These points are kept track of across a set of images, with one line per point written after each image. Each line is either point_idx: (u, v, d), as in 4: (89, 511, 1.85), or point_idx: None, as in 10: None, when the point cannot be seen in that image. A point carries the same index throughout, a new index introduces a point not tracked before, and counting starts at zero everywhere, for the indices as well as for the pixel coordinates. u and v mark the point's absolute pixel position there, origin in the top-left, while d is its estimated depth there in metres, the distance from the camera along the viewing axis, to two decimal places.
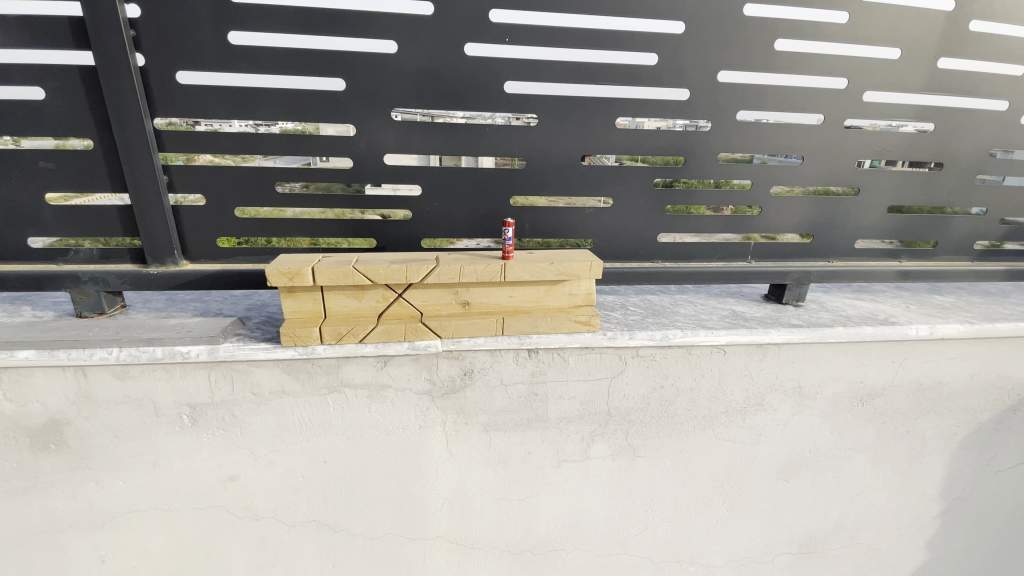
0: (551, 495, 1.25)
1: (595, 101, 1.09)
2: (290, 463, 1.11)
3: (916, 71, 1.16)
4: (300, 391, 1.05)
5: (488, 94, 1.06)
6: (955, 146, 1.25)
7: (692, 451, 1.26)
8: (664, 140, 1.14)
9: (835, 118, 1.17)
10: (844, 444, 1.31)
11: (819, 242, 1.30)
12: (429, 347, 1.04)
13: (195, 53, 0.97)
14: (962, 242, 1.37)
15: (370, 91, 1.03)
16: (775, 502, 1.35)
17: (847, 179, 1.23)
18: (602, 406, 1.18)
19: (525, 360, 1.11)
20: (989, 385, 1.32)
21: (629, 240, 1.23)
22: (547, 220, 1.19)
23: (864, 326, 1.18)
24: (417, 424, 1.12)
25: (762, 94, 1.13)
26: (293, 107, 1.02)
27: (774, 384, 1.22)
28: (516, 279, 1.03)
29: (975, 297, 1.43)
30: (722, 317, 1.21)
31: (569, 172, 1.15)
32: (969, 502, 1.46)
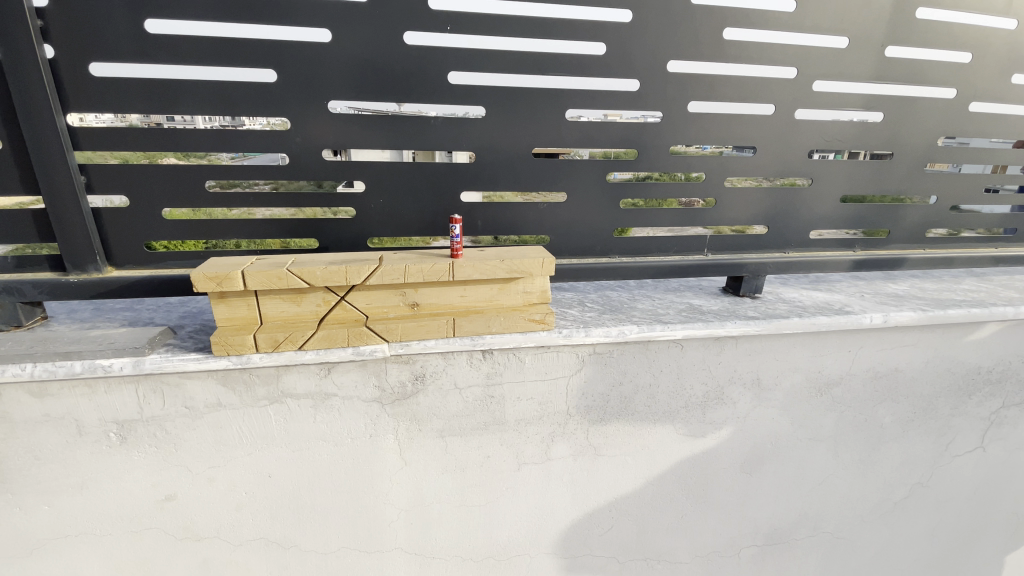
0: (513, 499, 1.21)
1: (545, 92, 1.06)
2: (233, 479, 1.05)
3: (865, 59, 1.17)
4: (238, 403, 0.99)
5: (431, 85, 1.01)
6: (904, 135, 1.26)
7: (654, 448, 1.24)
8: (616, 132, 1.11)
9: (787, 107, 1.16)
10: (804, 434, 1.32)
11: (776, 233, 1.29)
12: (374, 352, 0.98)
13: (109, 43, 0.90)
14: (914, 230, 1.38)
15: (305, 83, 0.98)
16: (739, 496, 1.35)
17: (800, 169, 1.23)
18: (561, 406, 1.15)
19: (479, 362, 1.07)
20: (942, 370, 1.34)
21: (584, 235, 1.20)
22: (499, 216, 1.15)
23: (820, 316, 1.18)
24: (367, 433, 1.07)
25: (713, 85, 1.11)
26: (223, 101, 0.96)
27: (733, 377, 1.21)
28: (465, 278, 0.99)
29: (928, 284, 1.45)
30: (680, 312, 1.19)
31: (520, 167, 1.11)
32: (927, 487, 1.48)
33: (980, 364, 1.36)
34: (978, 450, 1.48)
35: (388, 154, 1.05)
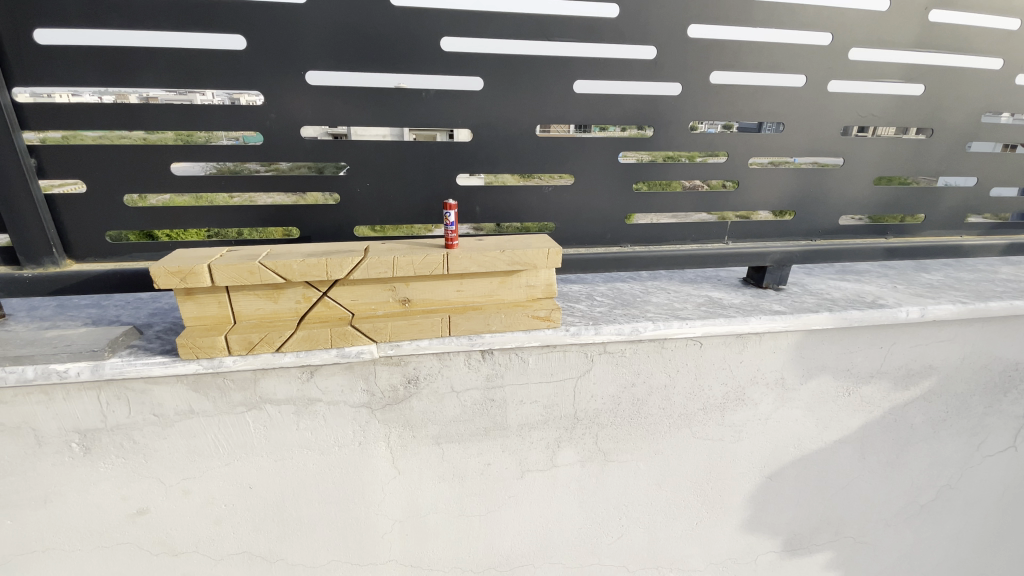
0: (515, 507, 1.13)
1: (550, 62, 0.94)
2: (210, 491, 0.96)
3: (906, 26, 1.05)
4: (212, 410, 0.90)
5: (422, 52, 0.90)
6: (945, 110, 1.14)
7: (667, 453, 1.15)
8: (629, 106, 0.99)
9: (818, 78, 1.05)
10: (829, 437, 1.23)
11: (802, 219, 1.18)
12: (361, 353, 0.88)
13: (55, 4, 0.79)
14: (951, 216, 1.27)
15: (278, 51, 0.86)
16: (757, 501, 1.26)
17: (831, 149, 1.11)
18: (569, 409, 1.05)
19: (478, 363, 0.97)
20: (978, 368, 1.24)
21: (593, 223, 1.09)
22: (499, 202, 1.04)
23: (852, 310, 1.07)
24: (356, 441, 0.98)
25: (738, 52, 0.99)
26: (184, 73, 0.85)
27: (755, 376, 1.11)
28: (462, 270, 0.89)
29: (963, 274, 1.34)
30: (698, 306, 1.09)
31: (522, 146, 1.00)
32: (956, 489, 1.39)
33: (1019, 360, 1.26)
34: (1010, 450, 1.38)
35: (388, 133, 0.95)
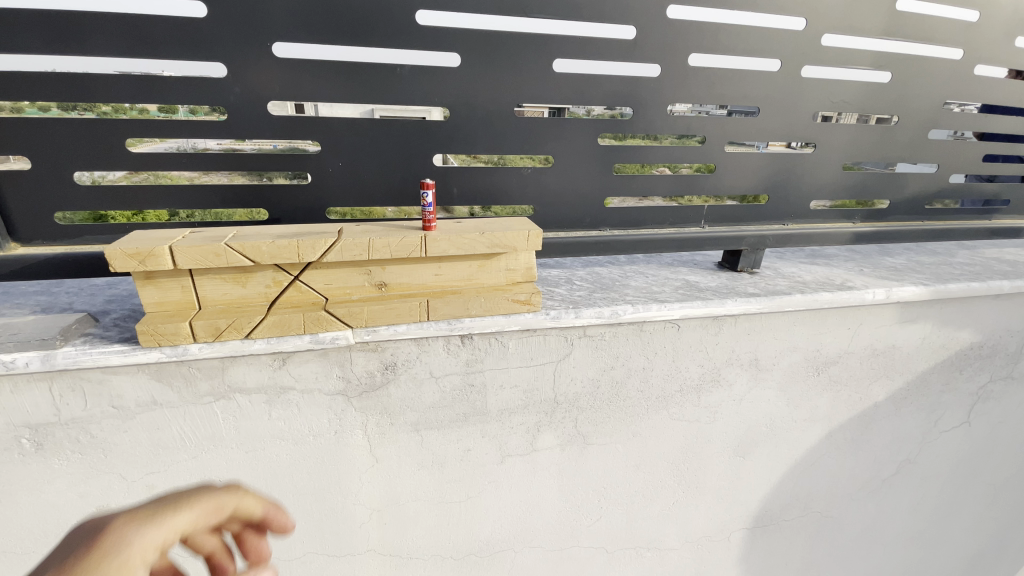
0: (495, 493, 1.12)
1: (529, 40, 0.92)
2: (177, 486, 0.92)
3: (876, 12, 1.07)
4: (177, 401, 0.86)
5: (396, 25, 0.86)
6: (910, 97, 1.17)
7: (645, 435, 1.16)
8: (608, 88, 0.98)
9: (793, 63, 1.06)
10: (799, 416, 1.26)
11: (776, 204, 1.20)
12: (336, 339, 0.85)
13: None
14: (914, 201, 1.32)
15: (242, 20, 0.81)
16: (731, 480, 1.30)
17: (804, 133, 1.13)
18: (549, 393, 1.05)
19: (457, 348, 0.95)
20: (936, 347, 1.30)
21: (573, 206, 1.08)
22: (477, 184, 1.02)
23: (822, 292, 1.10)
24: (332, 430, 0.95)
25: (715, 35, 0.99)
26: (138, 41, 0.79)
27: (730, 357, 1.13)
28: (440, 253, 0.87)
29: (923, 258, 1.40)
30: (675, 289, 1.10)
31: (501, 126, 0.98)
32: (914, 463, 1.46)
33: (973, 339, 1.33)
34: (963, 425, 1.46)
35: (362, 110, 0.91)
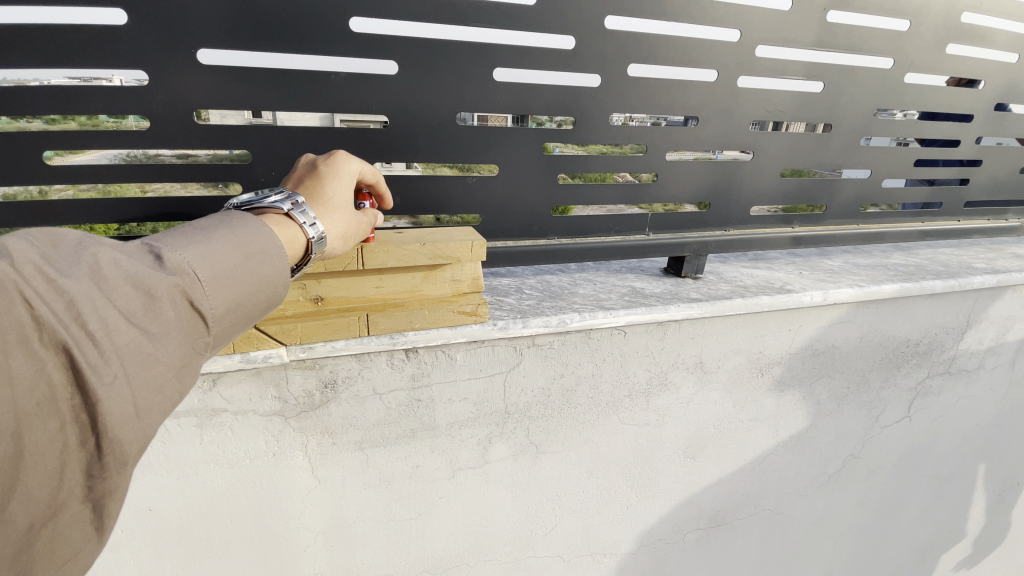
0: (446, 508, 1.10)
1: (468, 49, 0.91)
2: None
3: (807, 25, 1.11)
4: None
5: (329, 32, 0.84)
6: (842, 106, 1.22)
7: (596, 441, 1.17)
8: (549, 97, 0.99)
9: (729, 74, 1.09)
10: (746, 416, 1.30)
11: (719, 210, 1.23)
12: (269, 358, 0.82)
13: None
14: (850, 206, 1.37)
15: (161, 25, 0.77)
16: (683, 481, 1.31)
17: (742, 141, 1.16)
18: (498, 404, 1.04)
19: (401, 362, 0.93)
20: (874, 345, 1.35)
21: (520, 215, 1.08)
22: (421, 194, 1.00)
23: (762, 296, 1.13)
24: (270, 451, 0.91)
25: (652, 45, 1.01)
26: (44, 45, 0.73)
27: (677, 362, 1.15)
28: (380, 265, 0.84)
29: (860, 260, 1.46)
30: (622, 296, 1.11)
31: (443, 135, 0.96)
32: (858, 458, 1.52)
33: (909, 337, 1.39)
34: (905, 420, 1.51)
35: (297, 119, 0.88)
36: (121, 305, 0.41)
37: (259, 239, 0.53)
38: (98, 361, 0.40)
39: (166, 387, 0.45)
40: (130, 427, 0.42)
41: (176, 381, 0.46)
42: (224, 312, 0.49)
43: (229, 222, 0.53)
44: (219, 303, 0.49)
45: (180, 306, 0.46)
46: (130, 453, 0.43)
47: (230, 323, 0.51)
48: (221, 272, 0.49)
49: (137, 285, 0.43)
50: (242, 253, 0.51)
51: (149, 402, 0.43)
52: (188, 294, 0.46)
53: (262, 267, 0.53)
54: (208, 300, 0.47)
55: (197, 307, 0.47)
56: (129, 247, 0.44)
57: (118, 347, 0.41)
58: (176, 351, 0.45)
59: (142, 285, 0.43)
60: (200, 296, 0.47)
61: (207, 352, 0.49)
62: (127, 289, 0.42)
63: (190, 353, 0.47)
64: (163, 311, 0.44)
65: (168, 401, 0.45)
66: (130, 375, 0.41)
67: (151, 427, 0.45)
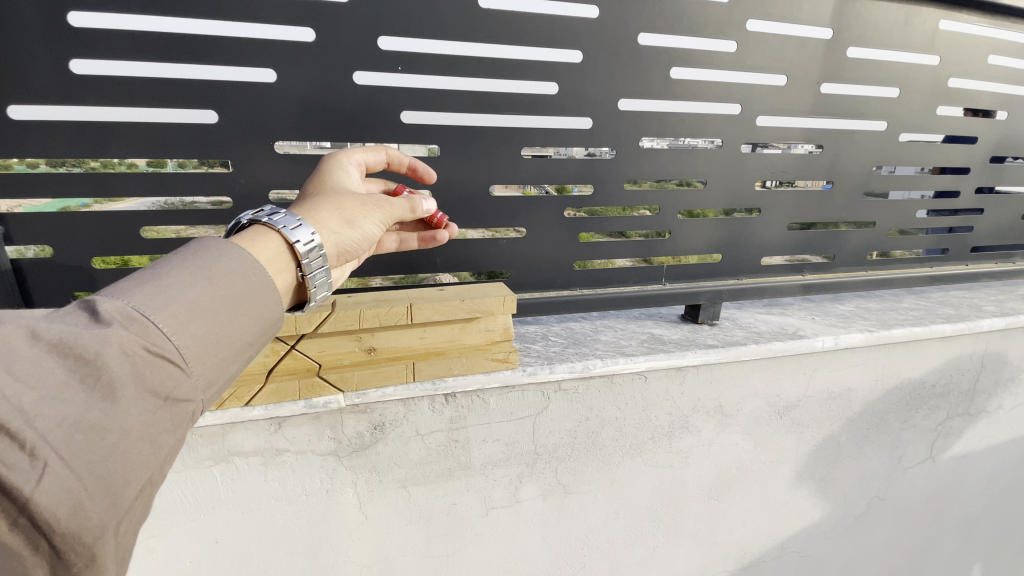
0: (481, 545, 1.17)
1: (500, 131, 1.06)
2: (175, 548, 0.97)
3: (803, 97, 1.22)
4: (179, 466, 0.91)
5: (383, 123, 0.99)
6: (843, 165, 1.32)
7: (622, 482, 1.23)
8: (570, 168, 1.12)
9: (733, 142, 1.21)
10: (767, 458, 1.34)
11: (730, 261, 1.32)
12: (329, 404, 0.93)
13: (25, 80, 0.82)
14: (857, 253, 1.45)
15: (247, 124, 0.93)
16: (708, 523, 1.35)
17: (749, 199, 1.27)
18: (529, 445, 1.12)
19: (441, 406, 1.03)
20: (890, 387, 1.40)
21: (546, 269, 1.19)
22: (458, 254, 1.13)
23: (775, 342, 1.21)
24: (324, 488, 1.01)
25: (661, 121, 1.14)
26: (156, 143, 0.90)
27: (696, 405, 1.22)
28: (425, 320, 0.96)
29: (872, 304, 1.52)
30: (642, 343, 1.19)
31: (478, 203, 1.09)
32: (884, 500, 1.53)
33: (925, 379, 1.43)
34: (929, 461, 1.53)
35: None
36: (54, 379, 0.40)
37: (217, 268, 0.52)
38: (37, 442, 0.38)
39: (132, 449, 0.43)
40: (98, 497, 0.41)
41: (145, 443, 0.44)
42: (194, 352, 0.48)
43: (185, 253, 0.52)
44: (185, 343, 0.47)
45: (138, 359, 0.43)
46: (109, 519, 0.42)
47: (207, 362, 0.49)
48: (177, 313, 0.47)
49: (69, 355, 0.41)
50: (201, 284, 0.50)
51: (112, 470, 0.42)
52: (141, 343, 0.44)
53: (231, 296, 0.52)
54: (168, 344, 0.46)
55: (159, 354, 0.45)
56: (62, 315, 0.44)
57: (54, 425, 0.39)
58: (133, 406, 0.43)
59: (70, 351, 0.42)
60: (155, 344, 0.45)
61: (188, 398, 0.47)
62: (61, 362, 0.41)
63: (155, 408, 0.44)
64: (104, 373, 0.42)
65: (143, 461, 0.44)
66: (74, 450, 0.40)
67: (126, 493, 0.43)
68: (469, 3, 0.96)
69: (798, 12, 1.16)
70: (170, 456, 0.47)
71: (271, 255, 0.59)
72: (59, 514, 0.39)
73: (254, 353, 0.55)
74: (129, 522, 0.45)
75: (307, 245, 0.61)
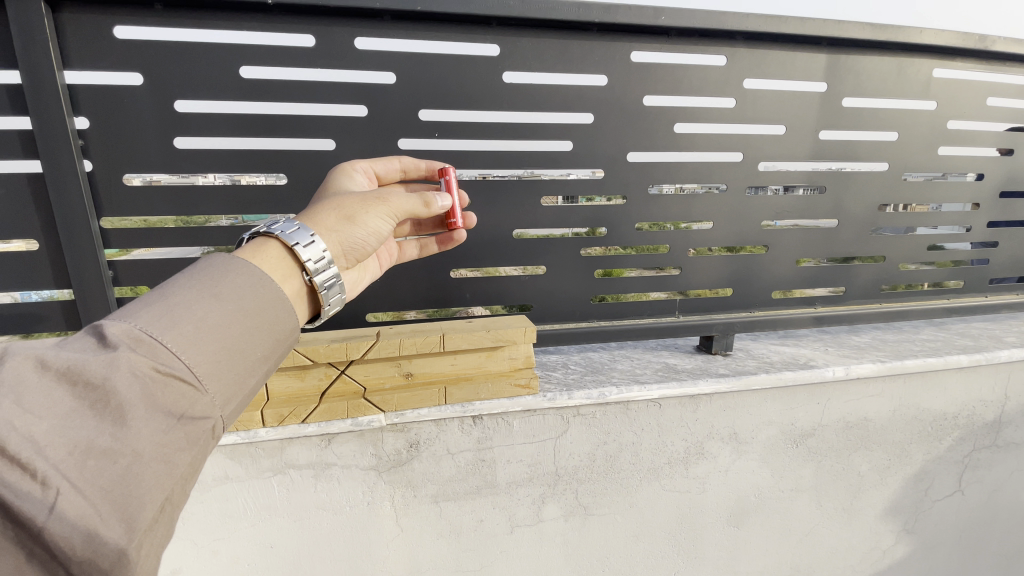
0: (507, 561, 1.25)
1: (522, 183, 1.20)
2: (236, 551, 1.10)
3: (802, 143, 1.33)
4: (243, 475, 1.05)
5: None
6: (847, 205, 1.40)
7: (641, 505, 1.29)
8: (586, 213, 1.25)
9: (737, 186, 1.32)
10: (785, 486, 1.37)
11: (741, 295, 1.41)
12: (372, 422, 1.06)
13: (141, 154, 1.03)
14: (869, 286, 1.51)
15: (310, 183, 1.11)
16: (728, 550, 1.38)
17: (755, 237, 1.36)
18: (550, 467, 1.21)
19: (470, 427, 1.14)
20: (909, 418, 1.42)
21: (565, 304, 1.31)
22: (485, 290, 1.26)
23: (785, 372, 1.27)
24: (365, 501, 1.13)
25: (668, 170, 1.27)
26: (237, 202, 1.09)
27: (711, 431, 1.28)
28: (455, 348, 1.09)
29: (888, 336, 1.56)
30: (656, 371, 1.28)
31: (503, 245, 1.23)
32: (911, 533, 1.53)
33: (946, 411, 1.44)
34: (956, 493, 1.53)
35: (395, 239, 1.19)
36: (62, 406, 0.40)
37: (225, 283, 0.53)
38: (47, 472, 0.38)
39: (146, 473, 0.42)
40: (113, 527, 0.40)
41: (161, 465, 0.43)
42: (207, 369, 0.48)
43: (192, 272, 0.53)
44: (196, 360, 0.47)
45: (148, 380, 0.43)
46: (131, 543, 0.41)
47: (219, 378, 0.49)
48: (187, 330, 0.47)
49: (77, 381, 0.42)
50: (209, 299, 0.51)
51: (128, 494, 0.41)
52: (151, 363, 0.44)
53: (242, 308, 0.52)
54: (179, 362, 0.46)
55: (169, 373, 0.45)
56: (74, 344, 0.44)
57: (64, 454, 0.39)
58: (146, 428, 0.43)
59: (79, 378, 0.42)
60: (165, 363, 0.45)
61: (206, 416, 0.47)
62: (69, 389, 0.41)
63: (170, 427, 0.44)
64: (115, 395, 0.42)
65: (160, 483, 0.44)
66: (85, 477, 0.39)
67: (146, 516, 0.43)
68: (495, 77, 1.13)
69: (792, 69, 1.28)
70: (189, 474, 0.47)
71: (274, 261, 0.60)
72: (72, 545, 0.39)
73: (271, 366, 0.56)
74: (154, 553, 0.44)
75: (307, 248, 0.63)
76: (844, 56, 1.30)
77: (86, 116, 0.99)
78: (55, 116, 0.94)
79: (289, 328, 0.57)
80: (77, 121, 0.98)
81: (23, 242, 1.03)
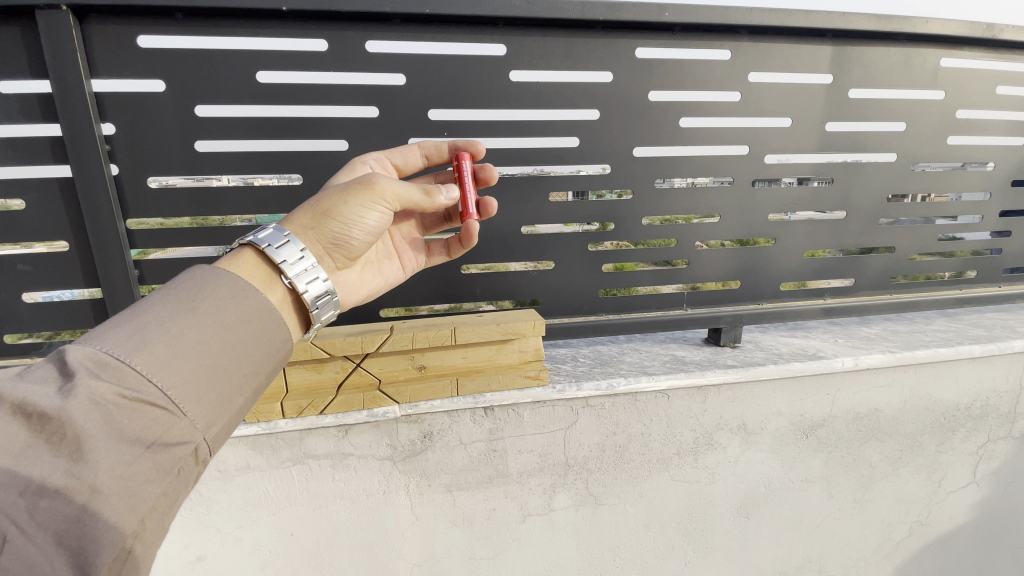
0: (520, 549, 1.28)
1: (529, 179, 1.23)
2: (259, 538, 1.14)
3: (808, 135, 1.33)
4: (265, 465, 1.10)
5: None
6: (855, 196, 1.41)
7: (651, 495, 1.31)
8: (593, 209, 1.27)
9: (743, 180, 1.33)
10: (796, 477, 1.38)
11: (748, 287, 1.42)
12: (387, 413, 1.09)
13: (164, 158, 1.07)
14: (878, 277, 1.51)
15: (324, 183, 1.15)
16: (739, 539, 1.40)
17: (762, 229, 1.37)
18: (560, 457, 1.24)
19: (481, 418, 1.17)
20: (921, 409, 1.41)
21: (573, 298, 1.34)
22: (495, 285, 1.29)
23: (793, 363, 1.28)
24: (381, 490, 1.16)
25: (675, 164, 1.28)
26: (253, 201, 1.12)
27: (719, 422, 1.30)
28: (466, 340, 1.12)
29: (898, 327, 1.56)
30: (663, 363, 1.30)
31: (511, 241, 1.26)
32: (924, 524, 1.52)
33: (959, 402, 1.43)
34: (971, 484, 1.52)
35: None
36: (17, 443, 0.42)
37: (202, 300, 0.54)
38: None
39: (108, 507, 0.43)
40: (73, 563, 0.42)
41: (126, 498, 0.44)
42: (182, 391, 0.49)
43: (171, 285, 0.54)
44: (170, 384, 0.48)
45: (111, 409, 0.45)
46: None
47: (197, 401, 0.50)
48: (159, 351, 0.48)
49: (33, 414, 0.43)
50: (183, 315, 0.52)
51: (87, 531, 0.43)
52: (115, 390, 0.45)
53: (219, 325, 0.53)
54: (149, 388, 0.47)
55: (136, 399, 0.46)
56: (40, 372, 0.46)
57: (16, 494, 0.40)
58: (107, 461, 0.43)
59: (35, 411, 0.43)
60: (133, 388, 0.46)
61: (180, 441, 0.48)
62: (27, 422, 0.43)
63: (137, 457, 0.45)
64: (73, 428, 0.43)
65: (126, 517, 0.45)
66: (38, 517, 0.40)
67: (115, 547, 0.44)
68: (502, 77, 1.16)
69: (797, 62, 1.29)
70: (165, 500, 0.48)
71: (250, 269, 0.63)
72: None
73: (258, 381, 0.57)
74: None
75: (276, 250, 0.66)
76: (850, 47, 1.31)
77: (113, 123, 1.04)
78: (84, 123, 0.99)
79: (276, 339, 0.58)
80: (104, 127, 1.03)
81: (44, 245, 1.07)
